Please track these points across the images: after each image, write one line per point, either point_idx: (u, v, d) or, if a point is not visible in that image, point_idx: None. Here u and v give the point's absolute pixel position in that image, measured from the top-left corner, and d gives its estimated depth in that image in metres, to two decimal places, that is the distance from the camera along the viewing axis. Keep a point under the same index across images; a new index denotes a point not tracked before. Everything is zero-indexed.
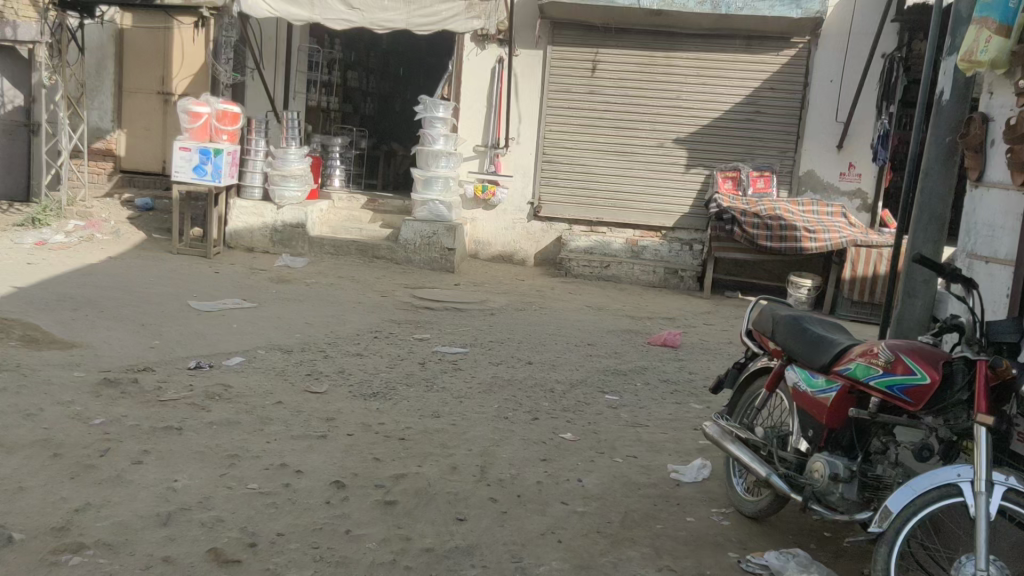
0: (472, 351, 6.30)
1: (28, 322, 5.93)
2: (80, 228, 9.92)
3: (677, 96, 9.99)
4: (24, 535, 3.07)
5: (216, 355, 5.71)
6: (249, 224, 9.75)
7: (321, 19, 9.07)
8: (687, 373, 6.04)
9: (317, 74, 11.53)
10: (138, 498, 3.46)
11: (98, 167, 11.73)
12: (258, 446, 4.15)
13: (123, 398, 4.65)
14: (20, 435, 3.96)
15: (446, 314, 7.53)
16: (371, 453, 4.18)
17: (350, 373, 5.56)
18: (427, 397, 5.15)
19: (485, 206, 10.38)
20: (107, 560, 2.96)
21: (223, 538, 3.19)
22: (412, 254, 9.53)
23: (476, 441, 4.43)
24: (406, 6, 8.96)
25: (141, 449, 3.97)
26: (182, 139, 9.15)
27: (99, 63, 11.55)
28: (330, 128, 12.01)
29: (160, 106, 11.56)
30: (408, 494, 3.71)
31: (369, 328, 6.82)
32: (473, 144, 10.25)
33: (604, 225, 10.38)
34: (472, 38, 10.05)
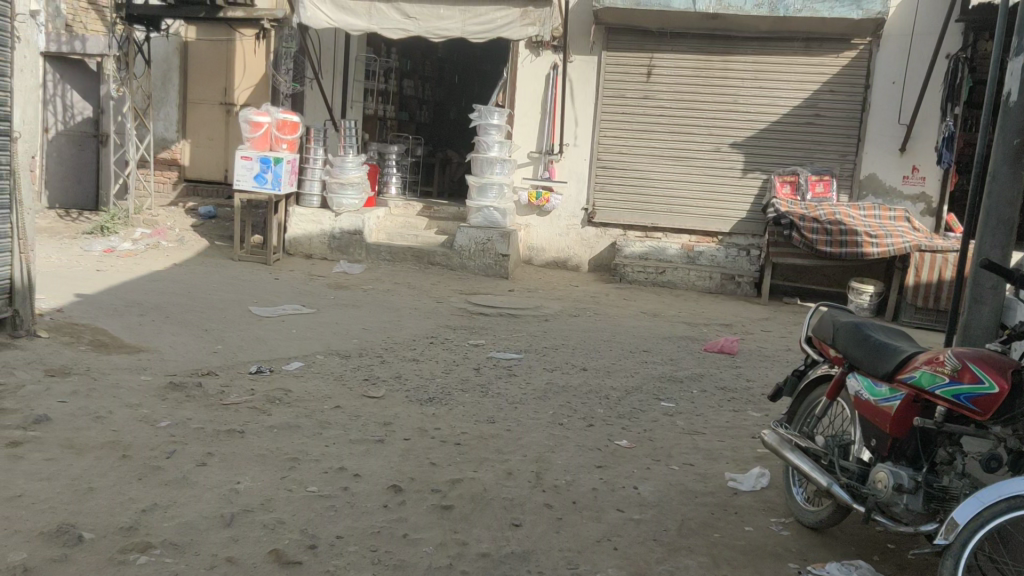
0: (526, 357, 6.31)
1: (97, 327, 6.13)
2: (146, 236, 10.22)
3: (734, 100, 9.88)
4: (94, 535, 3.16)
5: (277, 360, 5.83)
6: (309, 232, 9.92)
7: (379, 29, 9.21)
8: (746, 380, 5.97)
9: (374, 82, 11.67)
10: (202, 500, 3.55)
11: (165, 176, 12.07)
12: (317, 450, 4.23)
13: (187, 401, 4.77)
14: (91, 436, 4.09)
15: (501, 320, 7.56)
16: (428, 458, 4.21)
17: (406, 378, 5.63)
18: (482, 402, 5.18)
19: (539, 212, 10.41)
20: (173, 559, 3.04)
21: (284, 540, 3.26)
22: (466, 261, 9.59)
23: (531, 447, 4.44)
24: (462, 15, 9.05)
25: (206, 451, 4.07)
26: (243, 148, 9.36)
27: (164, 76, 11.89)
28: (386, 136, 12.17)
29: (222, 116, 11.83)
30: (464, 499, 3.74)
31: (424, 334, 6.89)
32: (528, 150, 10.31)
33: (659, 230, 10.32)
34: (526, 45, 10.14)
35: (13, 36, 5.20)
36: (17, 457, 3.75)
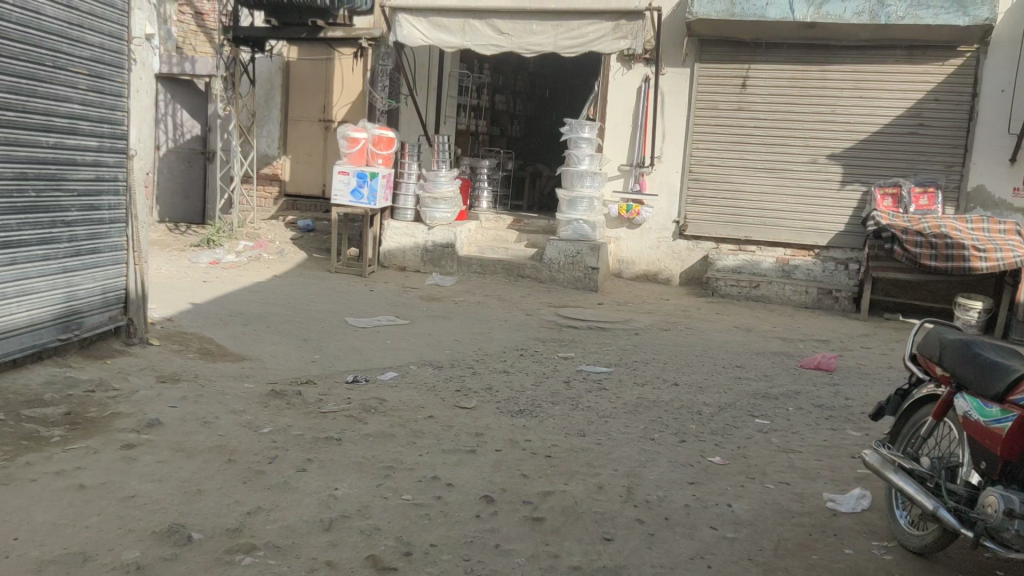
0: (617, 371, 6.28)
1: (204, 336, 6.39)
2: (249, 249, 10.61)
3: (832, 110, 9.63)
4: (202, 536, 3.30)
5: (372, 370, 5.98)
6: (403, 245, 10.12)
7: (472, 45, 9.35)
8: (844, 398, 5.79)
9: (467, 98, 11.86)
10: (303, 504, 3.67)
11: (266, 192, 12.52)
12: (411, 459, 4.31)
13: (287, 409, 4.94)
14: (199, 441, 4.28)
15: (592, 334, 7.55)
16: (519, 469, 4.24)
17: (497, 390, 5.67)
18: (573, 415, 5.19)
19: (629, 225, 10.37)
20: (276, 561, 3.15)
21: (381, 546, 3.34)
22: (556, 274, 9.60)
23: (622, 462, 4.42)
24: (554, 30, 9.11)
25: (305, 457, 4.20)
26: (341, 163, 9.64)
27: (267, 94, 12.36)
28: (478, 150, 12.33)
29: (321, 132, 12.21)
30: (555, 511, 3.75)
31: (515, 346, 6.94)
32: (618, 163, 10.31)
33: (753, 243, 10.11)
34: (618, 58, 10.16)
35: (130, 58, 5.47)
36: (132, 459, 3.95)
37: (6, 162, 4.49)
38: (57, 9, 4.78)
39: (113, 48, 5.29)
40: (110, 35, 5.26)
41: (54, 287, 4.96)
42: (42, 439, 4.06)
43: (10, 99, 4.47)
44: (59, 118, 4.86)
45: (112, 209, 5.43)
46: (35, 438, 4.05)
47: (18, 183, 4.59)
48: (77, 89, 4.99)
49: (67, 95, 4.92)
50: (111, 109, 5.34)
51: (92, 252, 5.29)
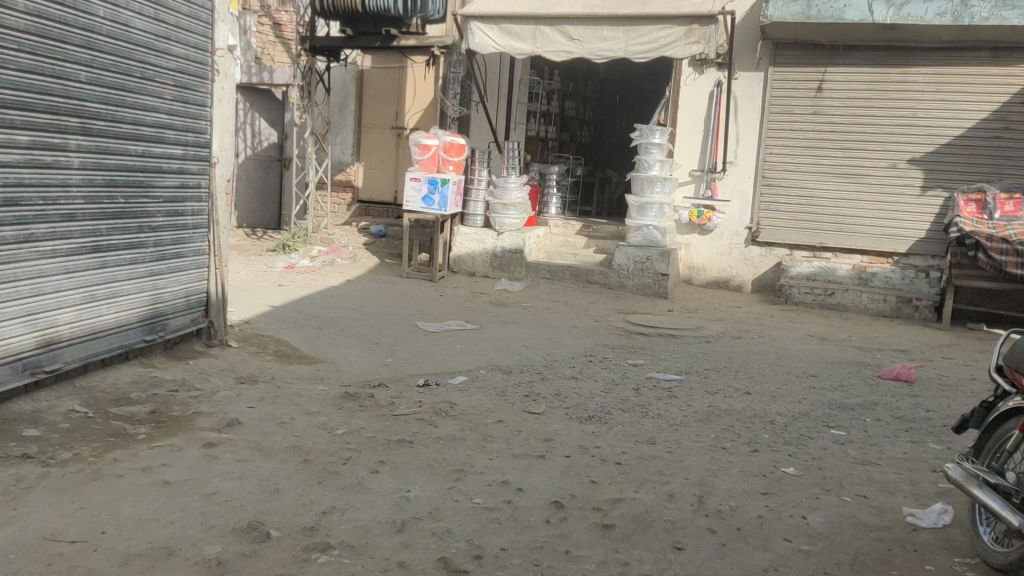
0: (688, 379, 6.22)
1: (280, 339, 6.55)
2: (323, 254, 10.85)
3: (912, 113, 9.37)
4: (280, 533, 3.38)
5: (443, 374, 6.04)
6: (472, 251, 10.20)
7: (543, 51, 9.40)
8: (925, 410, 5.62)
9: (537, 104, 11.91)
10: (376, 505, 3.73)
11: (340, 198, 12.76)
12: (482, 463, 4.34)
13: (361, 411, 5.03)
14: (277, 441, 4.39)
15: (661, 340, 7.49)
16: (589, 476, 4.24)
17: (567, 396, 5.67)
18: (643, 423, 5.16)
19: (701, 231, 10.26)
20: (350, 560, 3.21)
21: (452, 548, 3.37)
22: (625, 280, 9.55)
23: (693, 471, 4.37)
24: (626, 35, 9.08)
25: (378, 459, 4.28)
26: (413, 170, 9.79)
27: (341, 102, 12.62)
28: (548, 156, 12.37)
29: (393, 140, 12.40)
30: (626, 519, 3.74)
31: (583, 352, 6.93)
32: (690, 169, 10.23)
33: (829, 250, 9.89)
34: (690, 63, 10.09)
35: (212, 69, 5.65)
36: (213, 457, 4.07)
37: (97, 169, 4.67)
38: (146, 22, 4.95)
39: (197, 59, 5.48)
40: (195, 47, 5.44)
41: (140, 290, 5.15)
42: (129, 437, 4.21)
43: (102, 108, 4.64)
44: (146, 126, 5.04)
45: (194, 215, 5.62)
46: (122, 435, 4.21)
47: (108, 189, 4.77)
48: (163, 98, 5.17)
49: (154, 105, 5.10)
50: (195, 118, 5.52)
51: (177, 257, 5.48)
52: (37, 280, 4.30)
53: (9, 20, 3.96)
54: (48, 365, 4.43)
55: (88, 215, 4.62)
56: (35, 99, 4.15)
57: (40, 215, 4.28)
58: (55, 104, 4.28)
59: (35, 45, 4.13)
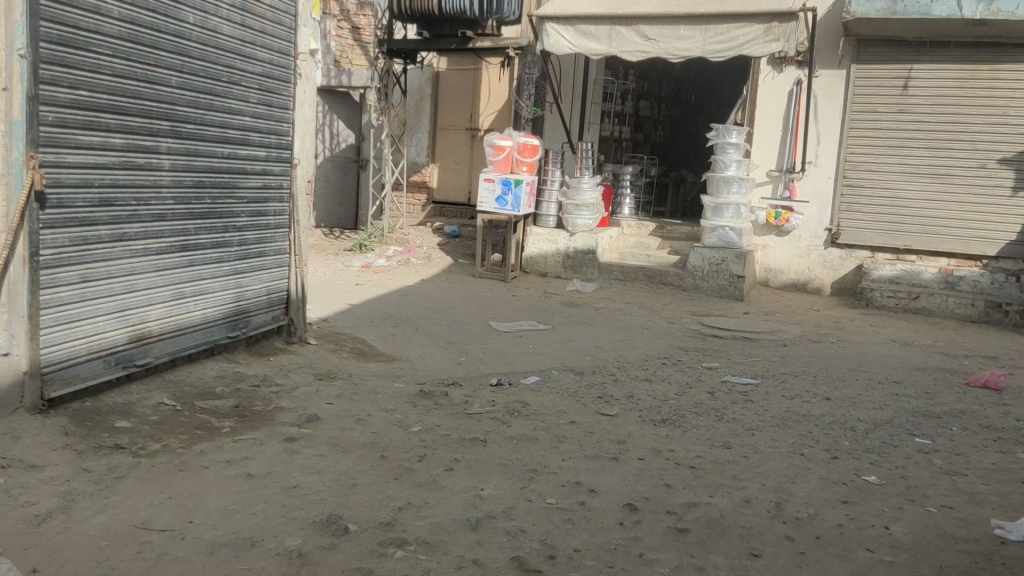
0: (764, 383, 6.10)
1: (357, 337, 6.68)
2: (398, 253, 11.01)
3: (1004, 111, 9.01)
4: (357, 527, 3.45)
5: (516, 373, 6.08)
6: (545, 251, 10.22)
7: (619, 52, 9.35)
8: (1015, 420, 5.40)
9: (611, 104, 11.88)
10: (450, 502, 3.77)
11: (415, 199, 12.93)
12: (555, 463, 4.35)
13: (435, 408, 5.10)
14: (354, 437, 4.48)
15: (736, 343, 7.38)
16: (663, 479, 4.20)
17: (640, 398, 5.64)
18: (718, 427, 5.09)
19: (778, 232, 10.06)
20: (425, 556, 3.25)
21: (526, 548, 3.39)
22: (700, 282, 9.43)
23: (770, 476, 4.30)
24: (703, 33, 8.97)
25: (453, 457, 4.32)
26: (487, 171, 9.86)
27: (417, 104, 12.79)
28: (621, 157, 12.32)
29: (467, 141, 12.51)
30: (701, 523, 3.70)
31: (657, 354, 6.88)
32: (767, 169, 10.03)
33: (913, 253, 9.59)
34: (768, 62, 9.89)
35: (295, 73, 5.80)
36: (293, 451, 4.18)
37: (186, 171, 4.84)
38: (233, 28, 5.11)
39: (281, 63, 5.63)
40: (279, 51, 5.60)
41: (225, 288, 5.31)
42: (215, 430, 4.36)
43: (191, 112, 4.81)
44: (232, 129, 5.20)
45: (276, 215, 5.77)
46: (208, 428, 4.36)
47: (196, 190, 4.94)
48: (248, 102, 5.33)
49: (240, 108, 5.26)
50: (278, 121, 5.68)
51: (260, 255, 5.64)
52: (129, 277, 4.48)
53: (106, 27, 4.12)
54: (138, 359, 4.61)
55: (177, 215, 4.79)
56: (129, 103, 4.32)
57: (133, 215, 4.45)
58: (147, 108, 4.45)
59: (130, 52, 4.30)
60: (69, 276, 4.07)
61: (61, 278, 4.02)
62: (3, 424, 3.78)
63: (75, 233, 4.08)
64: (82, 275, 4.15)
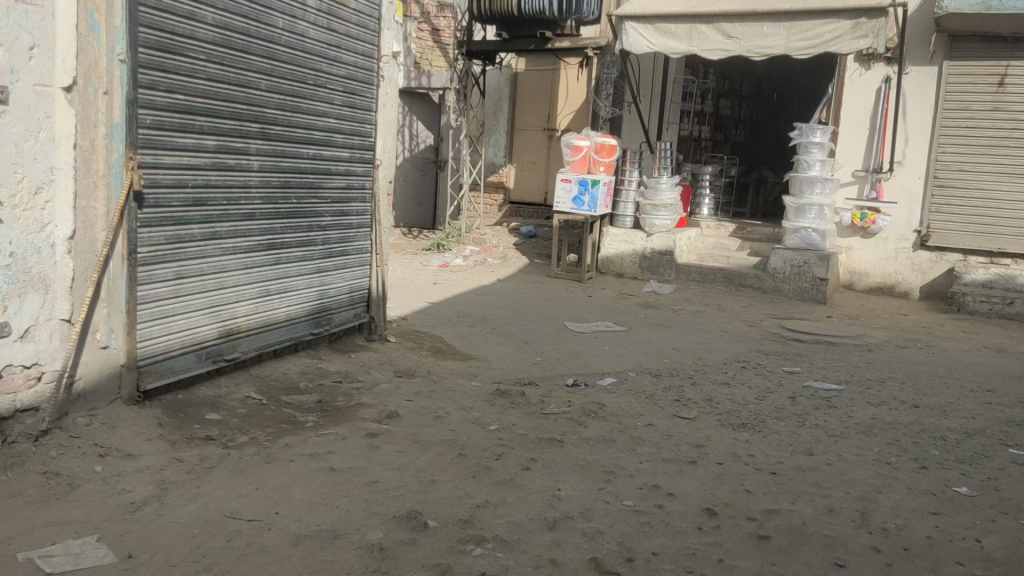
0: (848, 389, 5.94)
1: (435, 335, 6.76)
2: (475, 254, 11.10)
3: None
4: (437, 523, 3.49)
5: (592, 374, 6.05)
6: (621, 251, 10.16)
7: (699, 50, 9.23)
8: None
9: (690, 104, 11.92)
10: (528, 502, 3.79)
11: (492, 199, 13.01)
12: (632, 465, 4.32)
13: (512, 407, 5.13)
14: (433, 434, 4.54)
15: (818, 347, 7.20)
16: (742, 485, 4.13)
17: (719, 402, 5.56)
18: (800, 432, 4.98)
19: (864, 234, 9.78)
20: (504, 555, 3.27)
21: (604, 549, 3.38)
22: (781, 284, 9.24)
23: (855, 485, 4.18)
24: (787, 31, 8.78)
25: (530, 456, 4.34)
26: (564, 172, 9.85)
27: (496, 104, 12.87)
28: (701, 157, 12.32)
29: (545, 141, 12.52)
30: (782, 531, 3.62)
31: (736, 357, 6.77)
32: (853, 169, 9.75)
33: (1008, 256, 9.20)
34: (856, 58, 9.61)
35: (378, 75, 5.90)
36: (374, 447, 4.25)
37: (274, 171, 4.98)
38: (319, 32, 5.23)
39: (365, 66, 5.74)
40: (363, 54, 5.70)
41: (309, 286, 5.44)
42: (299, 424, 4.47)
43: (279, 114, 4.94)
44: (318, 131, 5.33)
45: (359, 215, 5.90)
46: (292, 422, 4.47)
47: (283, 190, 5.08)
48: (333, 104, 5.45)
49: (326, 110, 5.38)
50: (362, 122, 5.79)
51: (343, 254, 5.76)
52: (220, 274, 4.63)
53: (200, 32, 4.27)
54: (228, 354, 4.76)
55: (265, 214, 4.93)
56: (221, 106, 4.47)
57: (224, 215, 4.60)
58: (238, 110, 4.60)
59: (223, 56, 4.44)
60: (165, 273, 4.23)
61: (157, 275, 4.18)
62: (102, 414, 3.95)
63: (169, 231, 4.23)
64: (176, 272, 4.30)
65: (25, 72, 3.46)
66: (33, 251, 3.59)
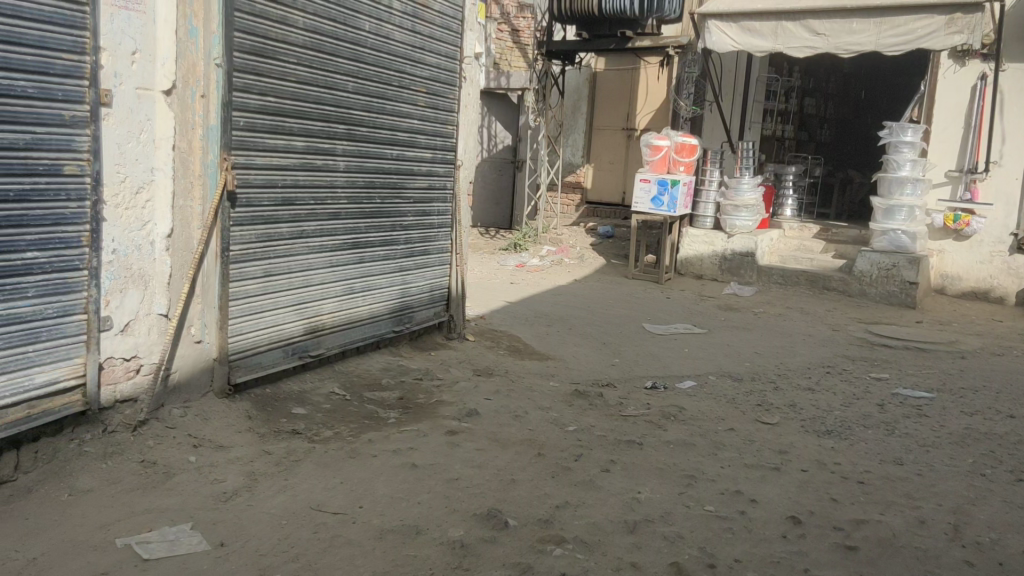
0: (940, 397, 5.73)
1: (513, 335, 6.79)
2: (552, 253, 11.11)
3: None
4: (517, 523, 3.50)
5: (671, 377, 5.98)
6: (701, 252, 10.03)
7: (784, 48, 9.02)
8: None
9: (774, 103, 11.58)
10: (608, 503, 3.77)
11: (570, 199, 13.00)
12: (713, 469, 4.26)
13: (591, 409, 5.11)
14: (511, 433, 4.55)
15: (908, 354, 6.97)
16: (828, 493, 4.03)
17: (803, 407, 5.43)
18: (888, 441, 4.83)
19: (957, 236, 9.43)
20: (584, 556, 3.26)
21: (685, 554, 3.33)
22: (867, 288, 8.98)
23: (947, 497, 4.03)
24: (877, 28, 8.52)
25: (609, 458, 4.31)
26: (644, 172, 9.77)
27: (575, 104, 12.85)
28: (784, 157, 12.03)
29: (623, 141, 12.45)
30: (871, 542, 3.52)
31: (821, 362, 6.61)
32: (946, 169, 9.42)
33: None
34: (950, 55, 9.27)
35: (460, 76, 5.96)
36: (454, 444, 4.29)
37: (360, 172, 5.08)
38: (404, 34, 5.30)
39: (448, 67, 5.80)
40: (446, 56, 5.77)
41: (392, 284, 5.53)
42: (381, 420, 4.55)
43: (365, 116, 5.04)
44: (402, 132, 5.41)
45: (440, 215, 5.96)
46: (375, 418, 4.55)
47: (367, 191, 5.17)
48: (417, 105, 5.52)
49: (409, 111, 5.46)
50: (444, 123, 5.86)
51: (424, 253, 5.84)
52: (307, 273, 4.74)
53: (291, 37, 4.37)
54: (313, 350, 4.88)
55: (350, 214, 5.03)
56: (310, 108, 4.58)
57: (311, 214, 4.70)
58: (326, 112, 4.70)
59: (312, 59, 4.55)
60: (254, 271, 4.36)
61: (247, 273, 4.31)
62: (196, 406, 4.09)
63: (260, 230, 4.35)
64: (265, 270, 4.43)
65: (128, 75, 3.59)
66: (133, 249, 3.73)
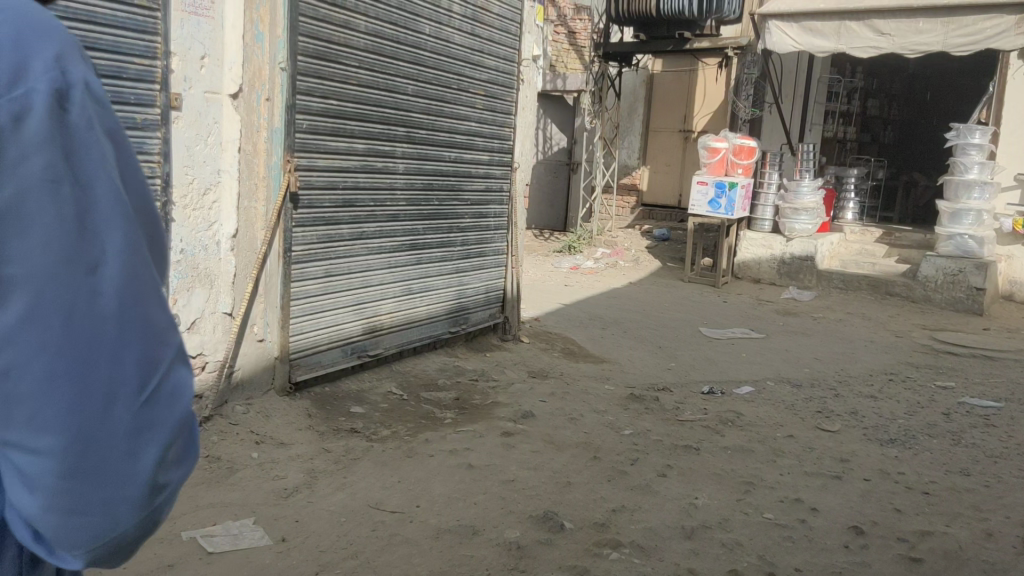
0: (1009, 407, 5.56)
1: (568, 337, 6.78)
2: (607, 256, 11.07)
3: None
4: (573, 525, 3.50)
5: (728, 383, 5.90)
6: (759, 256, 9.90)
7: (847, 49, 8.85)
8: None
9: (836, 104, 11.39)
10: (665, 509, 3.74)
11: (625, 201, 12.93)
12: (772, 476, 4.20)
13: (646, 412, 5.08)
14: (567, 435, 4.55)
15: (974, 362, 6.78)
16: (892, 503, 3.94)
17: (864, 415, 5.31)
18: (954, 451, 4.70)
19: None
20: (641, 561, 3.24)
21: (743, 562, 3.29)
22: (932, 293, 8.77)
23: (1016, 509, 3.91)
24: (943, 28, 8.31)
25: (665, 463, 4.28)
26: (701, 174, 9.67)
27: (631, 106, 12.79)
28: (846, 159, 11.83)
29: (680, 143, 12.35)
30: (936, 554, 3.43)
31: (883, 369, 6.46)
32: (1015, 172, 9.14)
33: None
34: (1020, 55, 8.93)
35: (517, 79, 5.98)
36: (510, 446, 4.30)
37: (419, 174, 5.12)
38: (463, 37, 5.34)
39: (506, 70, 5.83)
40: (504, 58, 5.79)
41: (448, 286, 5.57)
42: (437, 420, 4.58)
43: (424, 119, 5.08)
44: (460, 134, 5.44)
45: (497, 217, 5.98)
46: (432, 418, 4.59)
47: (426, 192, 5.21)
48: (475, 107, 5.55)
49: (468, 114, 5.49)
50: (502, 126, 5.88)
51: (480, 255, 5.87)
52: (366, 274, 4.80)
53: (354, 41, 4.44)
54: (372, 350, 4.94)
55: (409, 216, 5.07)
56: (371, 111, 4.64)
57: (371, 216, 4.76)
58: (386, 115, 4.76)
59: (373, 63, 4.61)
60: (315, 271, 4.43)
61: (308, 273, 4.38)
62: (258, 403, 4.17)
63: (321, 231, 4.42)
64: (325, 270, 4.49)
65: (197, 80, 3.68)
66: (200, 248, 3.82)
